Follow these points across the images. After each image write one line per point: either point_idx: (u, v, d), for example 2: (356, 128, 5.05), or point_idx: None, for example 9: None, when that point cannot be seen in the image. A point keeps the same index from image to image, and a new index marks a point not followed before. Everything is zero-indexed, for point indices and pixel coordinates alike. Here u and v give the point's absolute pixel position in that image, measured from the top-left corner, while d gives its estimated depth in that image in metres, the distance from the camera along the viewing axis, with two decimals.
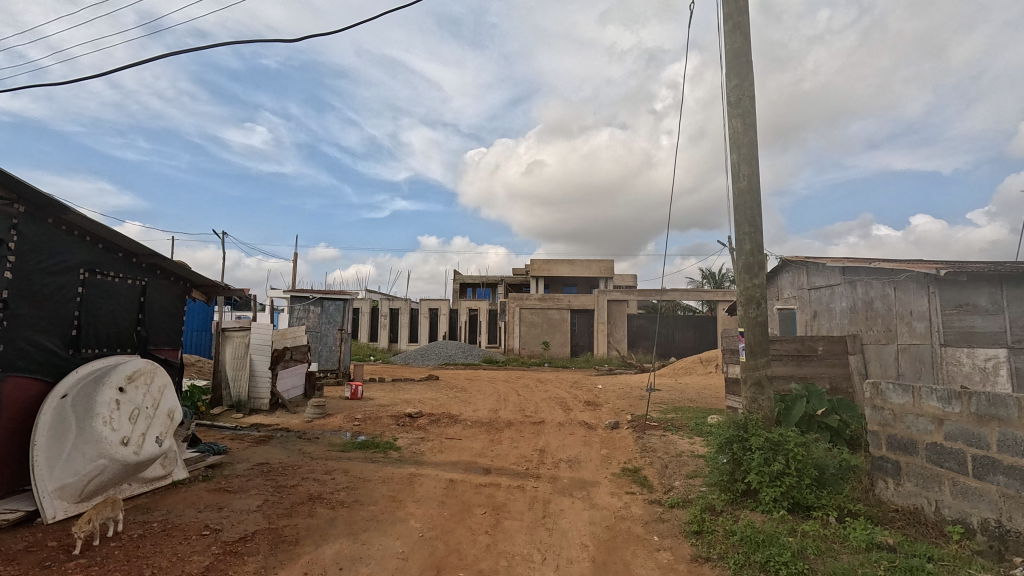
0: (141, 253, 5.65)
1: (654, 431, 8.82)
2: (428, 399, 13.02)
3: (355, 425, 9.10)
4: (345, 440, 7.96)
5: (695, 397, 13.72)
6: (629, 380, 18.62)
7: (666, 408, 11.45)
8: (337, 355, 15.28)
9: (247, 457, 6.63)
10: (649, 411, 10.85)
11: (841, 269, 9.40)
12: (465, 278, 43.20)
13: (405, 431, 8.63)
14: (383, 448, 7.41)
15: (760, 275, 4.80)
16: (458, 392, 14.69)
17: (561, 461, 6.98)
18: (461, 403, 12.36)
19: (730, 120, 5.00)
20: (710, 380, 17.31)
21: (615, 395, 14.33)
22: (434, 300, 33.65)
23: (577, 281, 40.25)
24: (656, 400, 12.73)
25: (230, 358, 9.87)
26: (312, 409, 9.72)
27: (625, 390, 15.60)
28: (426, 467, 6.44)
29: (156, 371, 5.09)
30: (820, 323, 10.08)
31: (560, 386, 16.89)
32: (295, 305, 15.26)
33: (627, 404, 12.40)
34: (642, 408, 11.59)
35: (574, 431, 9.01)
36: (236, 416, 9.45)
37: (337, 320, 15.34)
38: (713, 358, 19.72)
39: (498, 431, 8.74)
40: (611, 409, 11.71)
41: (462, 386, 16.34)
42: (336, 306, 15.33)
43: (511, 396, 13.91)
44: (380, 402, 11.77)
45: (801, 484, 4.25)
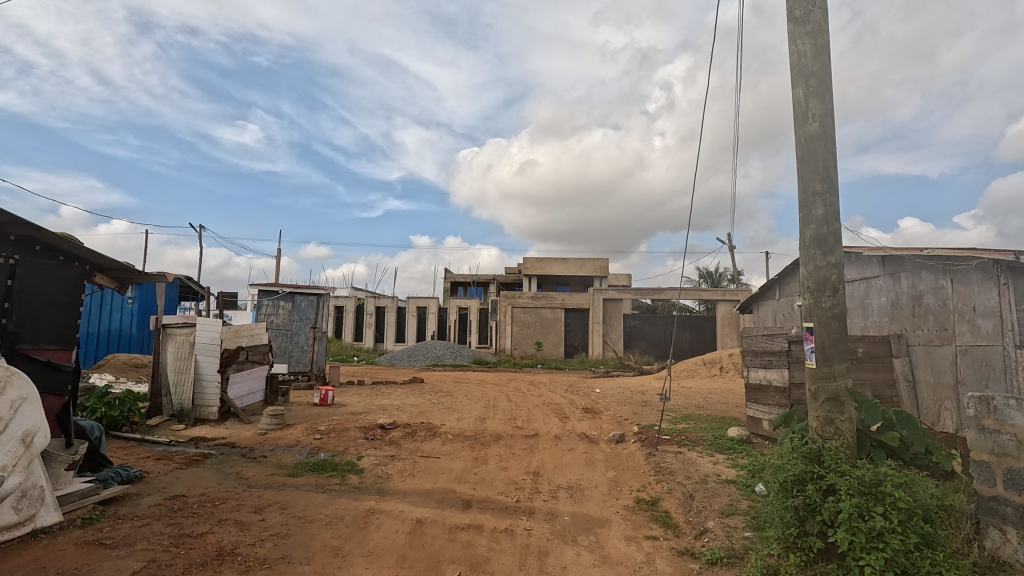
0: (6, 222, 4.26)
1: (667, 447, 7.53)
2: (408, 405, 11.66)
3: (315, 439, 7.73)
4: (298, 459, 6.60)
5: (704, 404, 12.46)
6: (629, 383, 17.37)
7: (676, 418, 10.17)
8: (310, 355, 13.93)
9: (163, 486, 5.25)
10: (658, 422, 9.56)
11: (881, 260, 8.19)
12: (456, 276, 41.78)
13: (374, 447, 7.29)
14: (341, 471, 6.05)
15: (837, 249, 3.50)
16: (442, 397, 13.33)
17: (560, 488, 5.65)
18: (445, 411, 11.02)
19: (795, 41, 3.68)
20: (716, 384, 16.10)
21: (616, 401, 13.04)
22: (423, 298, 32.24)
23: (571, 279, 39.03)
24: (663, 408, 11.45)
25: (172, 360, 8.46)
26: (267, 419, 8.33)
27: (626, 395, 14.32)
28: (390, 501, 5.09)
29: (11, 380, 3.75)
30: (851, 321, 8.85)
31: (554, 390, 15.57)
32: (263, 300, 13.83)
33: (631, 412, 11.11)
34: (648, 417, 10.31)
35: (573, 446, 7.71)
36: (175, 428, 8.05)
37: (310, 317, 14.02)
38: (717, 360, 18.50)
39: (485, 447, 7.41)
40: (614, 418, 10.41)
41: (448, 390, 14.98)
42: (308, 301, 13.99)
43: (501, 402, 12.60)
44: (352, 410, 10.39)
45: (911, 546, 2.95)
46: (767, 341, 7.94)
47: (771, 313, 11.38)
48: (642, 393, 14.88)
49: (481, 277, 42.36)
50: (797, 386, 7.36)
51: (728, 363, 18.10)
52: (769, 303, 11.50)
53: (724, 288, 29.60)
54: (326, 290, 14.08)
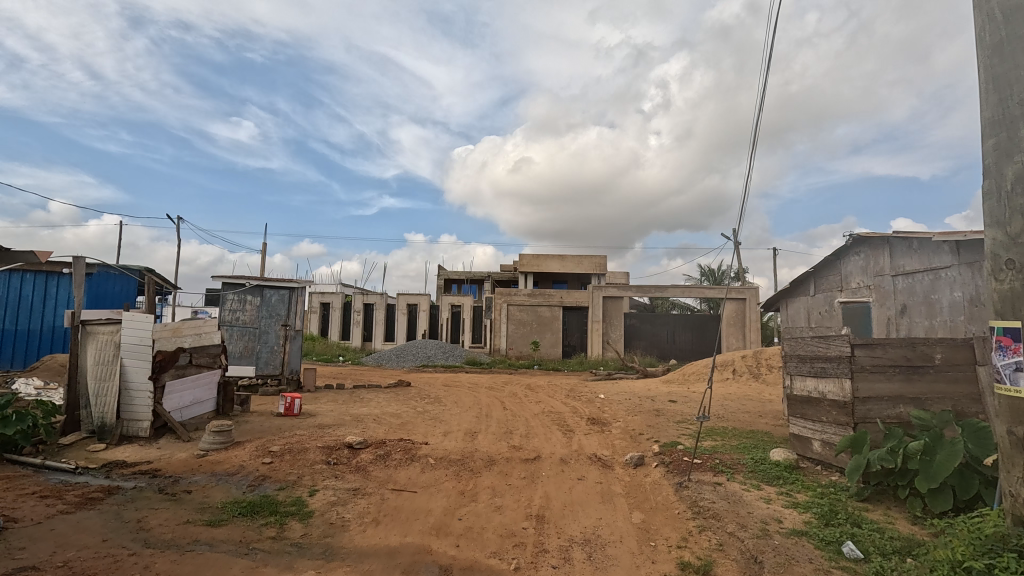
0: None
1: (703, 476, 6.07)
2: (388, 415, 10.15)
3: (263, 464, 6.20)
4: (231, 496, 5.09)
5: (725, 414, 11.05)
6: (634, 388, 15.98)
7: (701, 432, 8.71)
8: (281, 356, 12.44)
9: (18, 547, 3.74)
10: (681, 439, 8.11)
11: (953, 246, 6.86)
12: (448, 273, 40.19)
13: (334, 477, 5.79)
14: (280, 516, 4.54)
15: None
16: (429, 405, 11.84)
17: (574, 545, 4.21)
18: (430, 423, 9.53)
19: None
20: (730, 390, 14.75)
21: (624, 410, 11.61)
22: (413, 295, 30.67)
23: (569, 277, 37.63)
24: (681, 421, 10.01)
25: (92, 364, 6.93)
26: (209, 437, 6.84)
27: (634, 402, 12.88)
28: (336, 572, 3.59)
29: None
30: (911, 321, 7.54)
31: (554, 396, 14.15)
32: (227, 293, 12.18)
33: (644, 424, 9.66)
34: (666, 431, 8.89)
35: (582, 472, 6.29)
36: (93, 448, 6.53)
37: (281, 314, 12.46)
38: (729, 363, 17.15)
39: (475, 476, 5.93)
40: (627, 433, 8.96)
41: (437, 396, 13.52)
42: (278, 296, 12.46)
43: (495, 410, 11.16)
44: (321, 423, 8.86)
45: None
46: (819, 345, 6.58)
47: (804, 311, 9.98)
48: (651, 399, 13.45)
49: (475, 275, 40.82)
50: (863, 402, 5.92)
51: (740, 367, 16.75)
52: (800, 300, 10.11)
53: (729, 285, 28.30)
54: (300, 283, 12.64)
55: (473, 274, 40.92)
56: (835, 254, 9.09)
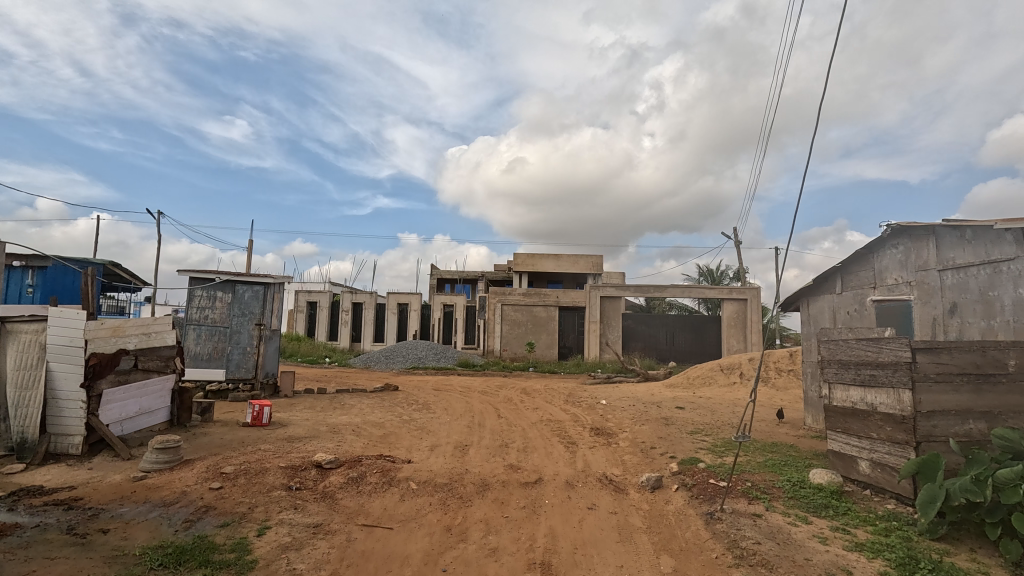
0: None
1: (736, 504, 5.11)
2: (370, 424, 9.13)
3: (209, 490, 5.16)
4: (157, 537, 4.06)
5: (741, 423, 10.11)
6: (636, 393, 15.04)
7: (720, 447, 7.75)
8: (254, 359, 11.35)
9: None
10: (701, 455, 7.14)
11: (1017, 235, 5.95)
12: (441, 272, 39.09)
13: (293, 508, 4.76)
14: (211, 570, 3.52)
15: None
16: (417, 412, 10.84)
17: None
18: (416, 434, 8.53)
19: None
20: (739, 397, 13.87)
21: (630, 418, 10.65)
22: (404, 294, 29.59)
23: (565, 276, 36.69)
24: (695, 432, 9.06)
25: (13, 369, 5.86)
26: (152, 456, 5.79)
27: (639, 409, 11.94)
28: None
29: None
30: (963, 321, 6.64)
31: (552, 401, 13.17)
32: (195, 289, 11.08)
33: (655, 436, 8.71)
34: (681, 445, 7.94)
35: (592, 499, 5.32)
36: (8, 470, 5.46)
37: (255, 313, 11.42)
38: (735, 366, 16.27)
39: (464, 505, 4.93)
40: (637, 446, 7.99)
41: (426, 402, 12.53)
42: (252, 293, 11.40)
43: (489, 418, 10.19)
44: (291, 435, 7.83)
45: None
46: (867, 349, 5.66)
47: (829, 311, 9.09)
48: (657, 406, 12.52)
49: (469, 274, 39.76)
50: (926, 417, 4.98)
51: (748, 371, 15.86)
52: (825, 299, 9.21)
53: (731, 285, 27.43)
54: (277, 279, 11.61)
55: (466, 273, 39.86)
56: (868, 247, 8.20)
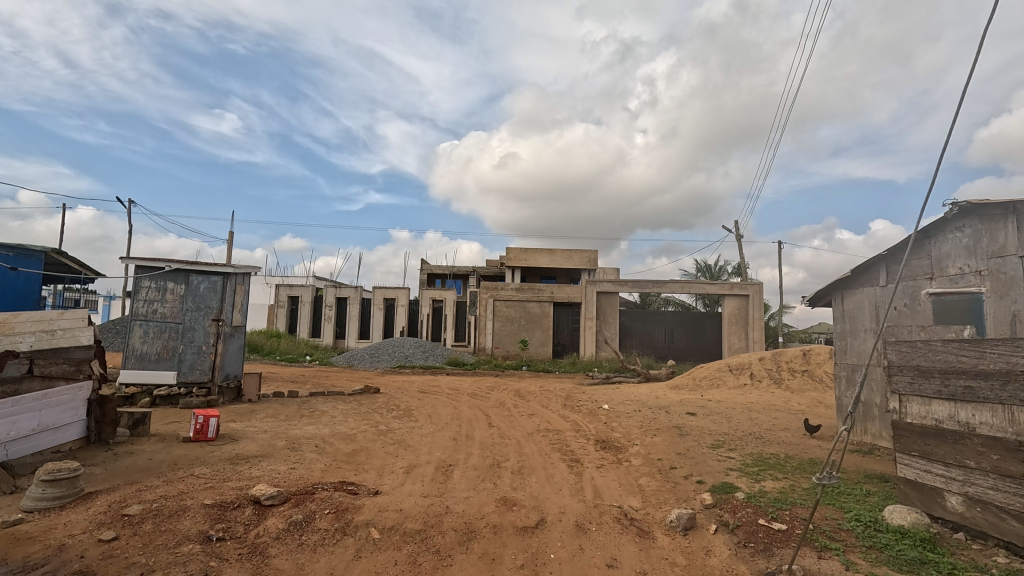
0: None
1: (804, 561, 3.86)
2: (339, 437, 7.83)
3: (97, 544, 3.82)
4: None
5: (764, 434, 8.91)
6: (639, 395, 13.84)
7: (753, 469, 6.51)
8: (211, 359, 9.87)
9: None
10: (735, 480, 5.90)
11: None
12: (431, 267, 37.74)
13: (201, 573, 3.45)
14: None
15: None
16: (397, 420, 9.53)
17: None
18: (391, 450, 7.24)
19: None
20: (752, 401, 12.70)
21: (638, 427, 9.43)
22: (391, 288, 28.20)
23: (558, 272, 35.50)
24: (718, 446, 7.84)
25: None
26: (36, 491, 4.42)
27: (646, 415, 10.73)
28: None
29: None
30: None
31: (549, 406, 11.92)
32: (141, 280, 9.71)
33: (671, 451, 7.49)
34: (704, 463, 6.72)
35: (610, 550, 4.06)
36: None
37: (212, 307, 10.00)
38: (744, 366, 15.12)
39: (442, 565, 3.65)
40: (653, 466, 6.73)
41: (408, 407, 11.23)
42: (208, 284, 10.00)
43: (478, 428, 8.92)
44: (238, 453, 6.48)
45: None
46: (960, 353, 4.45)
47: (872, 306, 7.93)
48: (665, 411, 11.30)
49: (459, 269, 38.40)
50: None
51: (759, 372, 14.70)
52: (867, 293, 8.04)
53: (731, 281, 26.33)
54: (238, 268, 10.23)
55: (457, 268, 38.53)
56: (923, 231, 7.00)
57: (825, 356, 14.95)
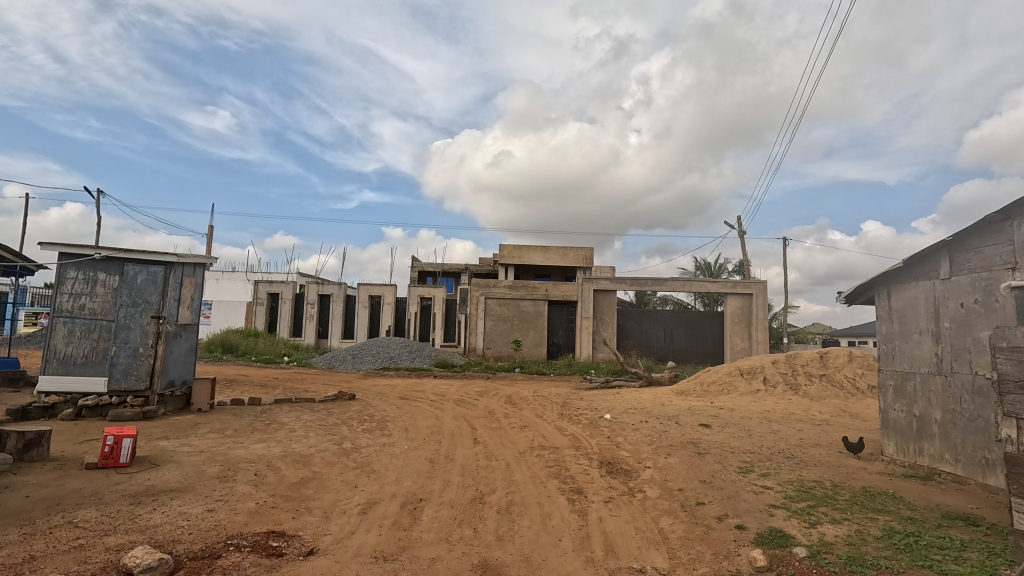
0: None
1: None
2: (291, 460, 6.46)
3: None
4: None
5: (796, 453, 7.61)
6: (642, 402, 12.54)
7: (801, 505, 5.19)
8: (149, 364, 8.44)
9: None
10: (785, 526, 4.55)
11: None
12: (421, 264, 36.33)
13: None
14: None
15: None
16: (367, 435, 8.14)
17: None
18: (351, 478, 5.86)
19: None
20: (769, 410, 11.42)
21: (648, 444, 8.11)
22: (377, 285, 26.76)
23: (553, 269, 34.17)
24: (748, 469, 6.51)
25: None
26: None
27: (655, 427, 9.42)
28: None
29: None
30: None
31: (544, 416, 10.58)
32: (67, 269, 8.33)
33: (693, 478, 6.17)
34: (737, 497, 5.41)
35: None
36: None
37: (151, 301, 8.61)
38: (757, 369, 13.85)
39: None
40: (674, 501, 5.39)
41: (384, 417, 9.85)
42: (147, 276, 8.61)
43: (461, 446, 7.55)
44: (150, 487, 5.10)
45: None
46: None
47: (930, 303, 6.67)
48: (675, 422, 10.01)
49: (451, 266, 36.97)
50: None
51: (773, 376, 13.43)
52: (923, 288, 6.78)
53: (735, 279, 25.11)
54: (183, 257, 8.85)
55: (448, 265, 37.09)
56: (1002, 212, 5.74)
57: (844, 359, 13.69)
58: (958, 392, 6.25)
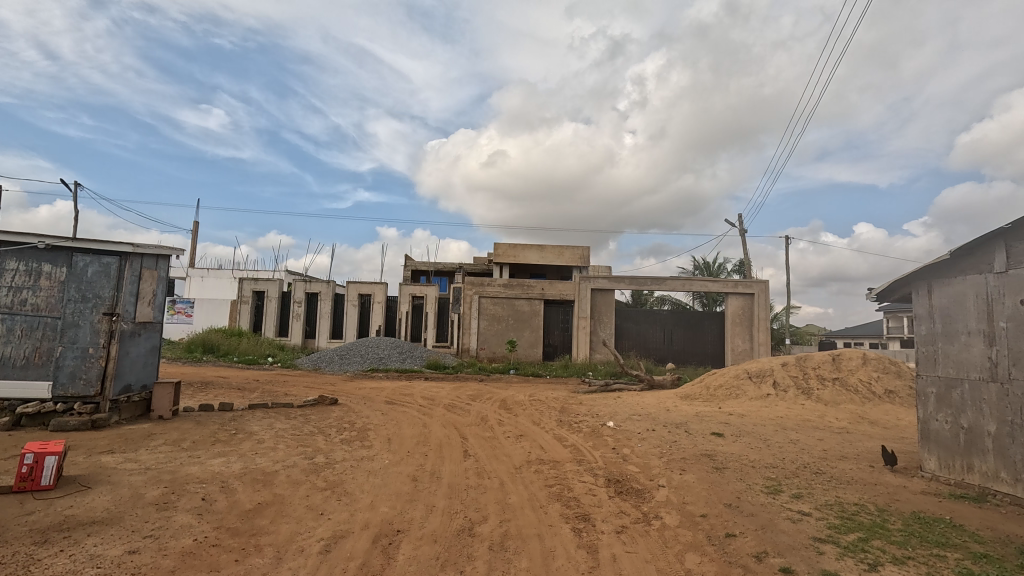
0: None
1: None
2: (250, 480, 5.56)
3: None
4: None
5: (825, 469, 6.79)
6: (646, 408, 11.73)
7: (850, 538, 4.37)
8: (100, 367, 7.52)
9: None
10: (840, 569, 3.73)
11: None
12: (414, 262, 35.45)
13: None
14: None
15: None
16: (344, 448, 7.23)
17: None
18: (317, 503, 4.97)
19: None
20: (782, 416, 10.63)
21: (659, 457, 7.28)
22: (367, 284, 25.85)
23: (549, 268, 33.37)
24: (777, 490, 5.68)
25: None
26: None
27: (663, 437, 8.59)
28: None
29: None
30: None
31: (542, 423, 9.73)
32: (7, 260, 7.43)
33: (717, 501, 5.32)
34: (773, 526, 4.57)
35: None
36: None
37: (103, 297, 7.70)
38: (766, 373, 13.07)
39: None
40: (699, 532, 4.56)
41: (366, 425, 8.97)
42: (98, 268, 7.70)
43: (449, 460, 6.67)
44: (67, 518, 4.20)
45: None
46: None
47: (981, 299, 5.90)
48: (685, 430, 9.19)
49: (444, 265, 36.09)
50: None
51: (784, 380, 12.64)
52: (973, 283, 6.01)
53: (736, 278, 24.40)
54: (140, 247, 7.95)
55: (441, 264, 36.20)
56: None
57: (858, 362, 12.92)
58: (1018, 402, 5.47)
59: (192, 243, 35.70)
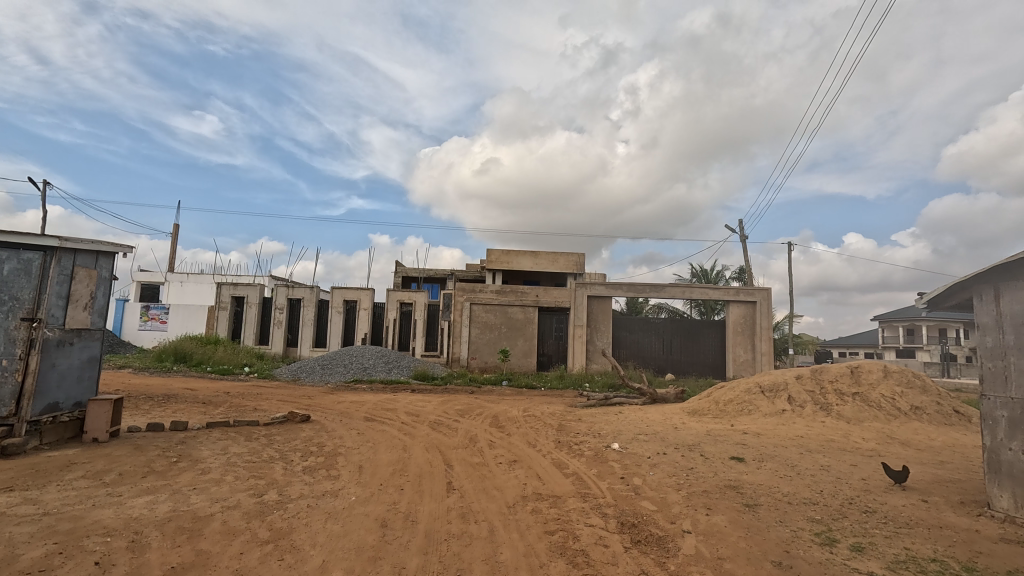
0: None
1: None
2: (173, 529, 4.38)
3: None
4: None
5: (874, 506, 5.73)
6: (652, 426, 10.66)
7: None
8: (15, 383, 6.33)
9: None
10: None
11: None
12: (404, 269, 34.34)
13: None
14: None
15: None
16: (304, 479, 6.06)
17: None
18: (250, 566, 3.81)
19: None
20: (802, 436, 9.59)
21: (677, 489, 6.18)
22: (352, 289, 24.68)
23: (543, 276, 32.34)
24: (830, 539, 4.60)
25: None
26: None
27: (677, 462, 7.51)
28: None
29: None
30: None
31: (538, 444, 8.63)
32: None
33: (762, 557, 4.23)
34: None
35: None
36: None
37: (22, 299, 6.52)
38: (779, 387, 12.05)
39: None
40: None
41: (336, 448, 7.79)
42: (17, 265, 6.54)
43: (427, 497, 5.53)
44: None
45: None
46: None
47: None
48: (699, 454, 8.12)
49: (435, 271, 35.00)
50: None
51: (800, 395, 11.62)
52: None
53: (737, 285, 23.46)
54: (70, 242, 6.80)
55: (432, 270, 35.11)
56: None
57: (879, 375, 11.91)
58: None
59: (173, 247, 34.36)
